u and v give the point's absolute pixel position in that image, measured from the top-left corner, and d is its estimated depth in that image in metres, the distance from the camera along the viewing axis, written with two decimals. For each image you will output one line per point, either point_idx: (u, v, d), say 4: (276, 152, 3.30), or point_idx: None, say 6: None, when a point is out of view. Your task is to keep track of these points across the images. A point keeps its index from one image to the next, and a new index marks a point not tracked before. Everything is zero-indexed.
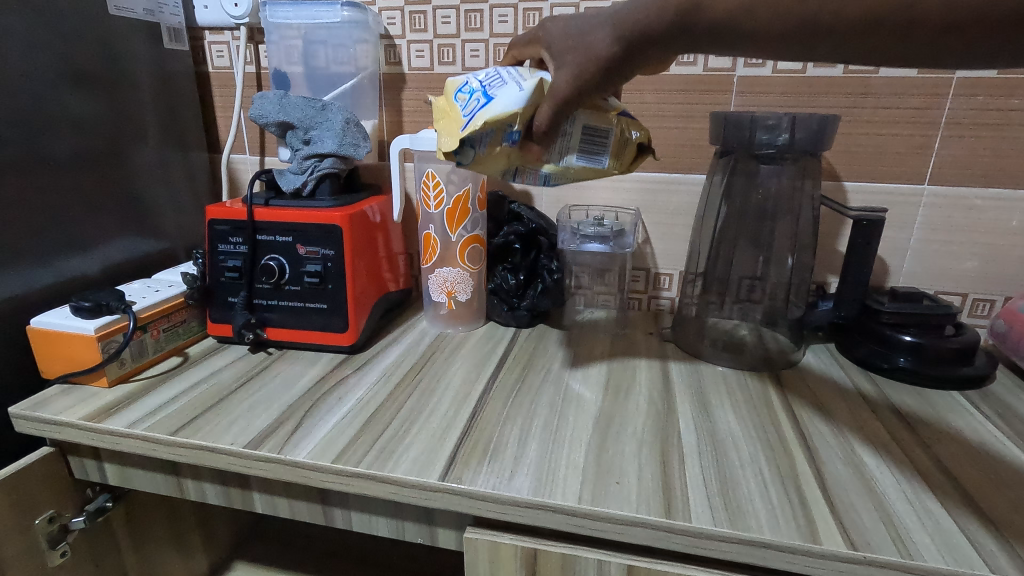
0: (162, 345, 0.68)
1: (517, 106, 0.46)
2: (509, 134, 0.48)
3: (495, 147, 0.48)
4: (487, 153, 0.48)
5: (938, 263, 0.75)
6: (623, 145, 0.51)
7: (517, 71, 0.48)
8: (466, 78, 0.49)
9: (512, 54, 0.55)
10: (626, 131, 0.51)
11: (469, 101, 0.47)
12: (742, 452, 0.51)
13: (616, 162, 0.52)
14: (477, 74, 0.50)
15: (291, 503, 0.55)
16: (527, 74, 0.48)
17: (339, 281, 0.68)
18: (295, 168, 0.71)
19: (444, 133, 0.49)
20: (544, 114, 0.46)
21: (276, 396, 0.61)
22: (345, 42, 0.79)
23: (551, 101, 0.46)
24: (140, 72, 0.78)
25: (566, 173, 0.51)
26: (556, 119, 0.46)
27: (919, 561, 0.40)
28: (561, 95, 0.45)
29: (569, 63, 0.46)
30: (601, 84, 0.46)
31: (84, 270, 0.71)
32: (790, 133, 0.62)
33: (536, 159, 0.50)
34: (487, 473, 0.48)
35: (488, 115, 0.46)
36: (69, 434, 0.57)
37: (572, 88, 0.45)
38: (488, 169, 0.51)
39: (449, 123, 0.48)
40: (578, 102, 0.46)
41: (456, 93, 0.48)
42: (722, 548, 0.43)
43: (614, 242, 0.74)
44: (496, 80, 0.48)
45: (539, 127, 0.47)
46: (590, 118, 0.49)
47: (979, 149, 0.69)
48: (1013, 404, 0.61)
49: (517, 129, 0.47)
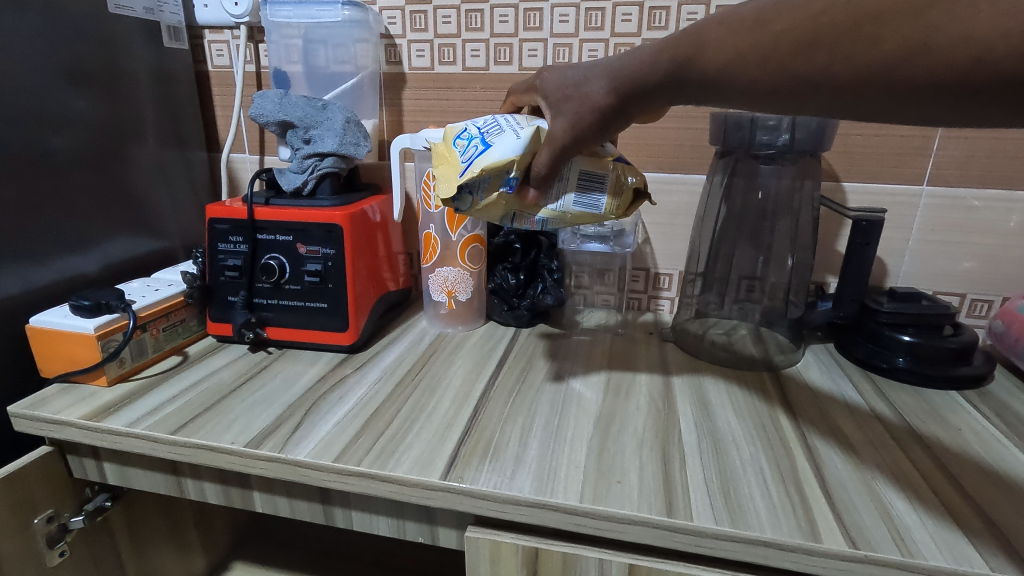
0: (162, 344, 0.68)
1: (514, 154, 0.47)
2: (507, 180, 0.48)
3: (492, 193, 0.48)
4: (484, 201, 0.49)
5: (937, 263, 0.75)
6: (619, 188, 0.51)
7: (514, 118, 0.49)
8: (465, 124, 0.50)
9: (512, 100, 0.56)
10: (623, 175, 0.51)
11: (468, 147, 0.48)
12: (743, 452, 0.52)
13: (614, 207, 0.52)
14: (476, 120, 0.50)
15: (292, 503, 0.55)
16: (524, 122, 0.49)
17: (339, 280, 0.68)
18: (295, 167, 0.71)
19: (442, 178, 0.49)
20: (542, 160, 0.47)
21: (277, 396, 0.61)
22: (345, 41, 0.79)
23: (549, 148, 0.46)
24: (139, 71, 0.78)
25: (562, 218, 0.51)
26: (554, 166, 0.47)
27: (919, 560, 0.40)
28: (559, 143, 0.46)
29: (567, 112, 0.47)
30: (597, 134, 0.47)
31: (84, 268, 0.70)
32: (790, 133, 0.61)
33: (532, 205, 0.50)
34: (488, 472, 0.48)
35: (486, 161, 0.46)
36: (68, 434, 0.57)
37: (569, 137, 0.46)
38: (485, 215, 0.51)
39: (448, 168, 0.49)
40: (575, 149, 0.47)
41: (455, 139, 0.49)
42: (724, 547, 0.43)
43: (614, 242, 0.76)
44: (493, 127, 0.48)
45: (538, 173, 0.48)
46: (586, 164, 0.50)
47: (977, 150, 0.70)
48: (1011, 404, 0.61)
49: (514, 176, 0.48)
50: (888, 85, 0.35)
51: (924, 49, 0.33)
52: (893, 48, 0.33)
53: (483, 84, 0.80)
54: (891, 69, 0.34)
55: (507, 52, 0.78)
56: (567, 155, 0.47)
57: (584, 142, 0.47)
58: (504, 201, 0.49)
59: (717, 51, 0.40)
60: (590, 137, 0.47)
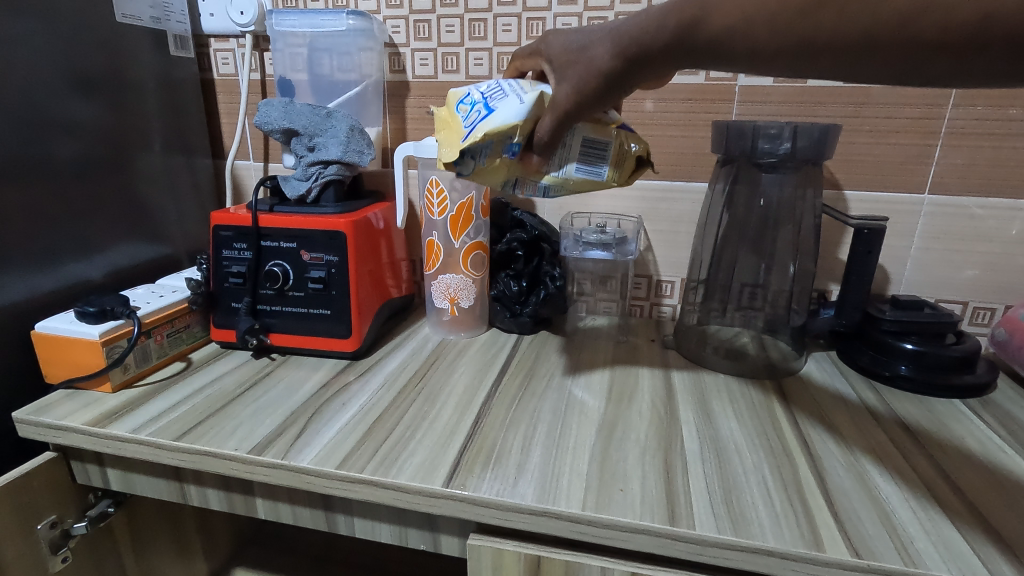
0: (166, 350, 0.68)
1: (517, 119, 0.47)
2: (510, 146, 0.48)
3: (494, 159, 0.49)
4: (487, 165, 0.49)
5: (939, 271, 0.76)
6: (622, 158, 0.52)
7: (518, 84, 0.49)
8: (468, 89, 0.49)
9: (515, 66, 0.56)
10: (625, 143, 0.52)
11: (470, 112, 0.47)
12: (745, 460, 0.52)
13: (615, 175, 0.53)
14: (479, 85, 0.50)
15: (294, 509, 0.55)
16: (528, 88, 0.48)
17: (342, 286, 0.68)
18: (299, 175, 0.72)
19: (444, 143, 0.49)
20: (545, 127, 0.47)
21: (280, 402, 0.61)
22: (349, 50, 0.80)
23: (551, 115, 0.46)
24: (146, 78, 0.78)
25: (565, 185, 0.52)
26: (556, 132, 0.47)
27: (922, 568, 0.40)
28: (561, 108, 0.46)
29: (570, 77, 0.46)
30: (601, 99, 0.46)
31: (89, 274, 0.71)
32: (792, 142, 0.62)
33: (536, 171, 0.50)
34: (490, 479, 0.48)
35: (489, 126, 0.46)
36: (73, 440, 0.57)
37: (571, 103, 0.46)
38: (487, 181, 0.51)
39: (449, 133, 0.49)
40: (578, 115, 0.47)
41: (457, 104, 0.49)
42: (726, 556, 0.43)
43: (617, 250, 0.75)
44: (497, 92, 0.48)
45: (540, 139, 0.48)
46: (589, 131, 0.50)
47: (978, 159, 0.70)
48: (1014, 413, 0.61)
49: (518, 142, 0.48)
50: (896, 44, 0.35)
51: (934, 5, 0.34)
52: (907, 1, 0.34)
53: None
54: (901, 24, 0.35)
55: (510, 61, 0.79)
56: (570, 121, 0.47)
57: (587, 108, 0.46)
58: (507, 165, 0.49)
59: (723, 11, 0.40)
60: (592, 103, 0.46)
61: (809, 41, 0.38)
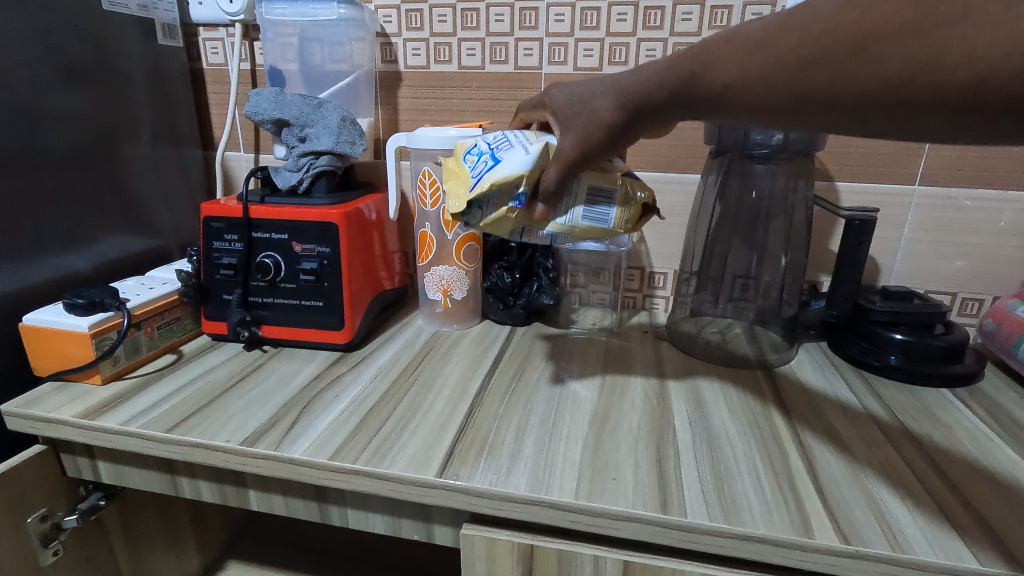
0: (156, 342, 0.68)
1: (523, 169, 0.48)
2: (517, 196, 0.50)
3: (501, 208, 0.50)
4: (493, 215, 0.50)
5: (929, 262, 0.76)
6: (627, 203, 0.52)
7: (523, 135, 0.51)
8: (475, 141, 0.52)
9: (521, 117, 0.59)
10: (631, 190, 0.52)
11: (478, 163, 0.50)
12: (736, 448, 0.52)
13: (622, 221, 0.53)
14: (486, 136, 0.52)
15: (288, 501, 0.55)
16: (533, 139, 0.50)
17: (335, 278, 0.68)
18: (291, 166, 0.71)
19: (452, 193, 0.51)
20: (552, 176, 0.49)
21: (272, 394, 0.61)
22: (341, 40, 0.79)
23: (556, 165, 0.48)
24: (134, 70, 0.77)
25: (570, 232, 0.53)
26: (562, 181, 0.49)
27: (910, 554, 0.40)
28: (566, 159, 0.48)
29: (575, 128, 0.48)
30: (606, 148, 0.48)
31: (78, 266, 0.70)
32: (784, 133, 0.62)
33: (541, 220, 0.52)
34: (484, 469, 0.48)
35: (497, 176, 0.48)
36: (62, 432, 0.57)
37: (577, 153, 0.48)
38: (496, 229, 0.53)
39: (457, 183, 0.51)
40: (583, 164, 0.49)
41: (464, 155, 0.51)
42: (717, 543, 0.43)
43: (610, 242, 0.75)
44: (503, 143, 0.50)
45: (546, 189, 0.50)
46: (594, 179, 0.51)
47: (968, 150, 0.70)
48: (1001, 401, 0.62)
49: (523, 191, 0.50)
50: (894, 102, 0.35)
51: (930, 66, 0.33)
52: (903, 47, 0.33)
53: (478, 83, 0.80)
54: (901, 86, 0.34)
55: (503, 51, 0.78)
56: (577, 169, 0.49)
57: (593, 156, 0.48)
58: (513, 216, 0.51)
59: (722, 70, 0.40)
60: (599, 151, 0.48)
61: (812, 98, 0.37)
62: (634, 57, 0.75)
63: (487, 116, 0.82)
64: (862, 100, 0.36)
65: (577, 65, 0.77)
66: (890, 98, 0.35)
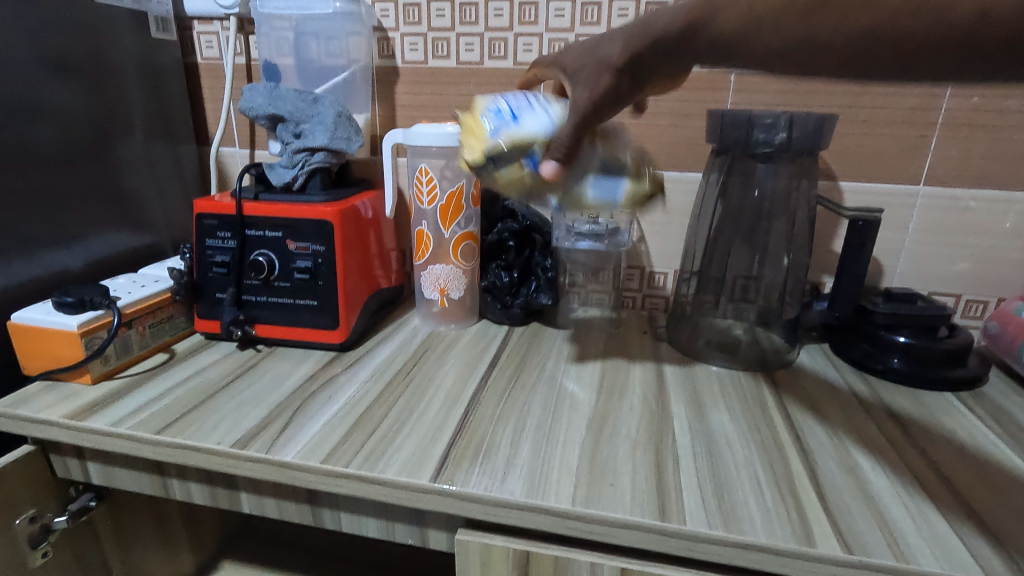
0: (147, 341, 0.67)
1: (543, 134, 0.47)
2: (531, 157, 0.48)
3: (514, 168, 0.48)
4: (506, 173, 0.48)
5: (932, 264, 0.75)
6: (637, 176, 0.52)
7: (542, 100, 0.49)
8: (494, 98, 0.49)
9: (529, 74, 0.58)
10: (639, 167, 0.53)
11: (497, 119, 0.47)
12: (737, 453, 0.51)
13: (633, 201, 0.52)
14: (505, 96, 0.50)
15: (280, 504, 0.54)
16: (552, 107, 0.49)
17: (329, 277, 0.67)
18: (285, 162, 0.70)
19: (467, 146, 0.48)
20: (565, 132, 0.45)
21: (265, 395, 0.59)
22: (337, 35, 0.78)
23: (571, 116, 0.45)
24: (127, 62, 0.76)
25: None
26: (575, 137, 0.45)
27: (914, 565, 0.39)
28: (580, 109, 0.46)
29: (584, 79, 0.47)
30: (614, 103, 0.47)
31: (69, 264, 0.69)
32: (787, 132, 0.60)
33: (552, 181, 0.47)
34: (479, 474, 0.47)
35: (516, 136, 0.46)
36: (50, 433, 0.56)
37: (591, 101, 0.46)
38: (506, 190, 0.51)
39: (472, 134, 0.48)
40: (597, 114, 0.46)
41: (482, 108, 0.48)
42: (717, 551, 0.42)
43: (609, 241, 0.77)
44: (523, 105, 0.48)
45: (559, 146, 0.45)
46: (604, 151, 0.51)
47: (974, 150, 0.69)
48: (1005, 406, 0.61)
49: (539, 154, 0.47)
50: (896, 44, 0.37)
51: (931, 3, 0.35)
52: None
53: (476, 79, 0.79)
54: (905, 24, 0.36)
55: (502, 46, 0.77)
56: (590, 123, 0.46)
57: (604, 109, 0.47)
58: (525, 176, 0.48)
59: (729, 12, 0.42)
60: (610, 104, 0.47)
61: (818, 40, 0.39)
62: None
63: None
64: (868, 39, 0.37)
65: None
66: (897, 33, 0.36)
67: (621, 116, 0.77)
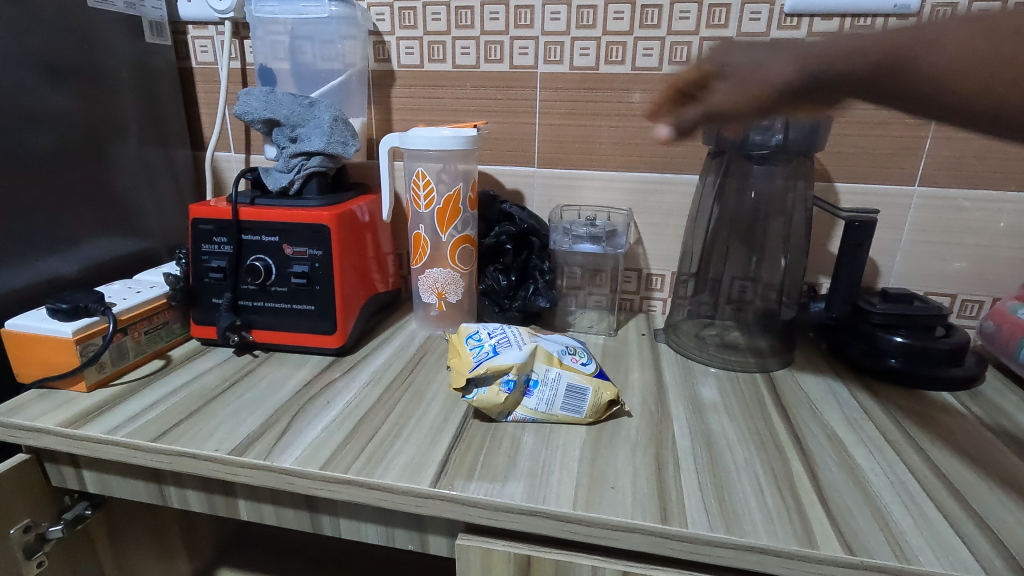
0: (143, 348, 0.66)
1: (515, 360, 0.53)
2: (506, 382, 0.54)
3: (492, 390, 0.53)
4: (485, 394, 0.53)
5: (927, 263, 0.75)
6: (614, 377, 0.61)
7: (519, 334, 0.58)
8: (476, 328, 0.59)
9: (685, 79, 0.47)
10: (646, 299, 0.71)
11: (479, 350, 0.55)
12: (736, 455, 0.51)
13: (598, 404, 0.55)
14: (487, 326, 0.59)
15: (278, 511, 0.54)
16: (526, 338, 0.57)
17: (327, 282, 0.67)
18: (282, 167, 0.70)
19: (453, 371, 0.56)
20: (689, 116, 0.47)
21: (262, 400, 0.59)
22: (332, 38, 0.78)
23: (704, 106, 0.46)
24: (121, 68, 0.76)
25: (549, 419, 0.55)
26: (698, 121, 0.47)
27: (915, 565, 0.40)
28: (710, 107, 0.45)
29: (734, 78, 0.43)
30: (759, 113, 0.43)
31: (63, 270, 0.68)
32: (784, 134, 0.60)
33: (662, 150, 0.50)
34: (479, 479, 0.47)
35: (492, 363, 0.53)
36: (45, 442, 0.55)
37: (721, 109, 0.44)
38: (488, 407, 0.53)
39: (457, 364, 0.56)
40: (728, 117, 0.45)
41: (466, 338, 0.58)
42: (719, 554, 0.42)
43: (608, 243, 0.73)
44: (502, 340, 0.56)
45: (682, 120, 0.48)
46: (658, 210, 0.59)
47: (968, 151, 0.70)
48: (1002, 405, 0.61)
49: (513, 377, 0.53)
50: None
51: None
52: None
53: (472, 82, 0.79)
54: None
55: (498, 50, 0.77)
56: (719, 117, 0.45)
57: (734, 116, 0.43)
58: (502, 399, 0.53)
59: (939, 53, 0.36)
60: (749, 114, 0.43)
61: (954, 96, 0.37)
62: (631, 56, 0.74)
63: (482, 115, 0.81)
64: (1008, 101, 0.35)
65: (572, 64, 0.76)
66: None
67: (616, 119, 0.77)
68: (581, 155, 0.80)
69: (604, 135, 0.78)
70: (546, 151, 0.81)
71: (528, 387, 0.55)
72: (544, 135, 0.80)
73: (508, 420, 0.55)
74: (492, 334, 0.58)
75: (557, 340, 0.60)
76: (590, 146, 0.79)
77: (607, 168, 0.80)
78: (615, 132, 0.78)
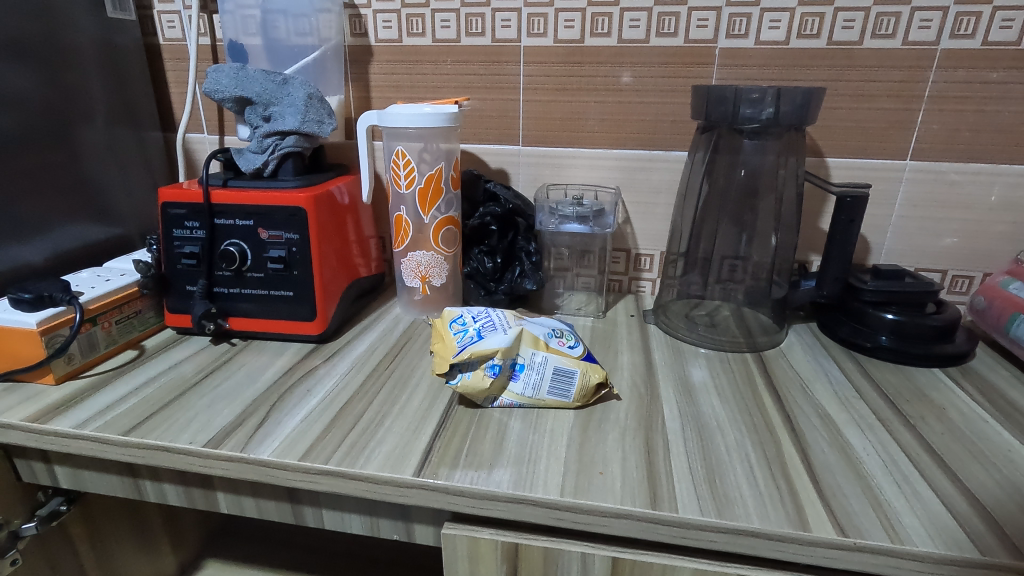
0: (115, 338, 0.64)
1: (501, 343, 0.52)
2: (492, 365, 0.52)
3: (478, 374, 0.52)
4: (470, 379, 0.52)
5: (918, 239, 0.75)
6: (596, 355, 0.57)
7: (504, 317, 0.56)
8: (461, 311, 0.57)
9: None
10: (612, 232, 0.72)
11: (463, 335, 0.53)
12: (728, 437, 0.50)
13: (583, 395, 0.54)
14: (471, 309, 0.57)
15: (258, 503, 0.52)
16: (513, 322, 0.55)
17: (305, 266, 0.64)
18: (255, 147, 0.67)
19: (438, 355, 0.54)
20: None
21: (240, 390, 0.57)
22: (305, 12, 0.73)
23: None
24: (84, 46, 0.72)
25: (536, 404, 0.54)
26: None
27: (908, 545, 0.39)
28: None
29: None
30: None
31: (29, 257, 0.66)
32: (775, 107, 0.58)
33: None
34: (463, 468, 0.46)
35: (477, 347, 0.52)
36: (12, 437, 0.53)
37: None
38: (471, 390, 0.52)
39: (442, 347, 0.54)
40: None
41: (450, 323, 0.55)
42: (709, 539, 0.41)
43: (595, 223, 0.71)
44: (488, 323, 0.55)
45: None
46: None
47: (961, 123, 0.68)
48: (992, 380, 0.61)
49: (499, 361, 0.52)
50: None
51: None
52: None
53: (453, 57, 0.76)
54: None
55: (479, 23, 0.74)
56: None
57: None
58: (489, 383, 0.52)
59: None
60: None
61: None
62: (618, 28, 0.72)
63: (464, 92, 0.78)
64: None
65: (557, 37, 0.73)
66: None
67: (602, 94, 0.75)
68: (567, 132, 0.77)
69: (591, 111, 0.76)
70: (531, 128, 0.78)
71: (513, 371, 0.53)
72: (529, 112, 0.77)
73: (494, 405, 0.54)
74: (476, 317, 0.56)
75: (544, 322, 0.58)
76: (577, 123, 0.77)
77: (594, 146, 0.77)
78: (602, 109, 0.75)
